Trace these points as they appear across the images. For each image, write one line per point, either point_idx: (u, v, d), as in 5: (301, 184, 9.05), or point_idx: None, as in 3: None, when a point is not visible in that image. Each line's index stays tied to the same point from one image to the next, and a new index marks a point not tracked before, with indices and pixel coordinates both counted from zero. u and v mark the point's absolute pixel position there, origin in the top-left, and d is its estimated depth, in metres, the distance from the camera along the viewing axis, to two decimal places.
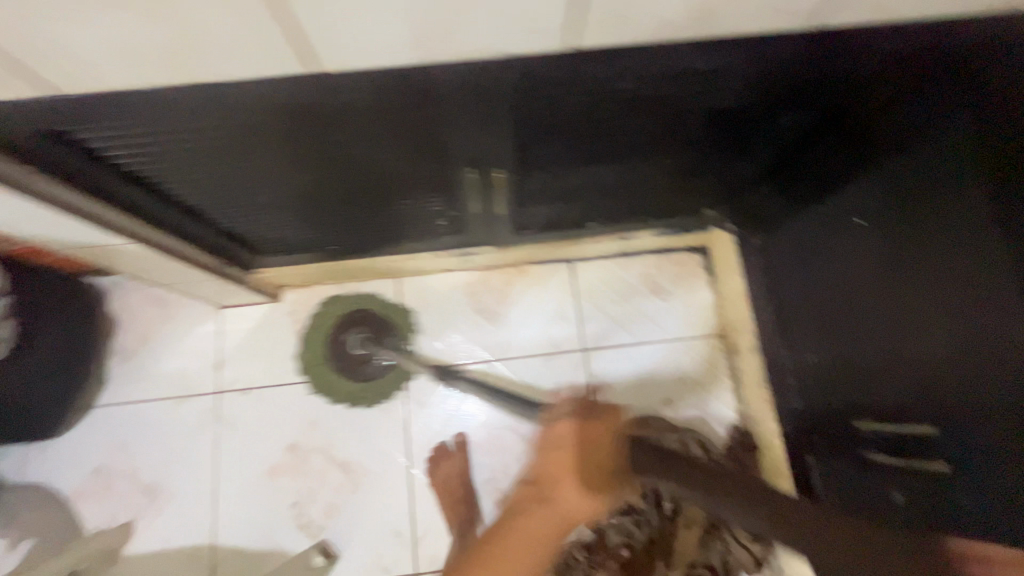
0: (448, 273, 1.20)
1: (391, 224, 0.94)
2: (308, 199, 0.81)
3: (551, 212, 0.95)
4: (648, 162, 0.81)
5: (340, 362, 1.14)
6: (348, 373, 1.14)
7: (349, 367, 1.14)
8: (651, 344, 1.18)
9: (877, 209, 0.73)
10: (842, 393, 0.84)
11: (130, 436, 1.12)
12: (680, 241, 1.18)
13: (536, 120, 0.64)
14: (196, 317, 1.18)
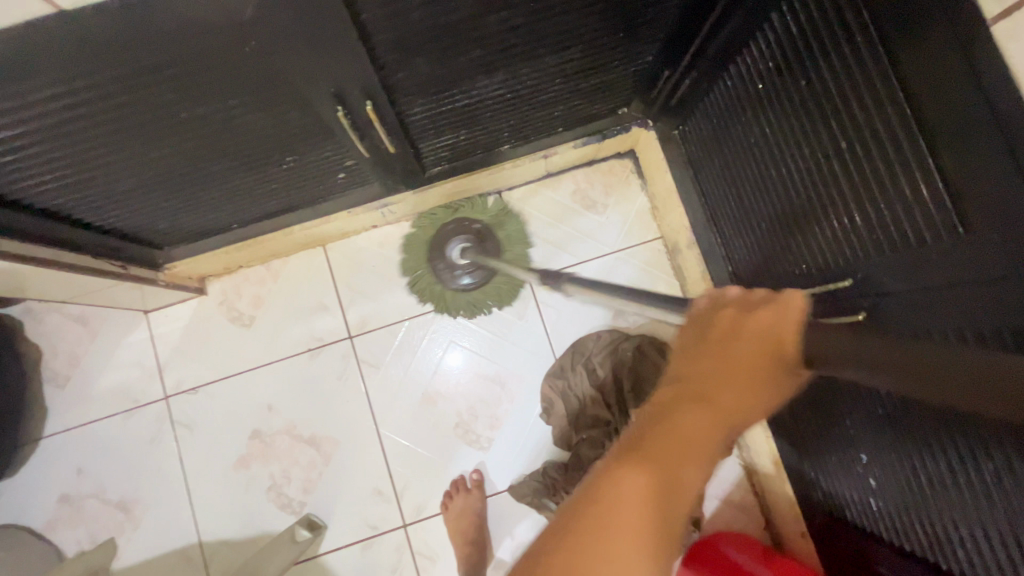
0: (374, 230, 1.15)
1: (289, 189, 0.88)
2: (182, 178, 0.75)
3: (455, 143, 0.90)
4: (537, 69, 0.75)
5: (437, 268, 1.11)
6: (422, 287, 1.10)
7: (434, 275, 1.10)
8: (593, 261, 1.16)
9: (775, 72, 0.69)
10: (770, 269, 0.83)
11: (87, 459, 1.09)
12: (605, 150, 1.14)
13: (386, 40, 0.58)
14: (124, 328, 1.13)
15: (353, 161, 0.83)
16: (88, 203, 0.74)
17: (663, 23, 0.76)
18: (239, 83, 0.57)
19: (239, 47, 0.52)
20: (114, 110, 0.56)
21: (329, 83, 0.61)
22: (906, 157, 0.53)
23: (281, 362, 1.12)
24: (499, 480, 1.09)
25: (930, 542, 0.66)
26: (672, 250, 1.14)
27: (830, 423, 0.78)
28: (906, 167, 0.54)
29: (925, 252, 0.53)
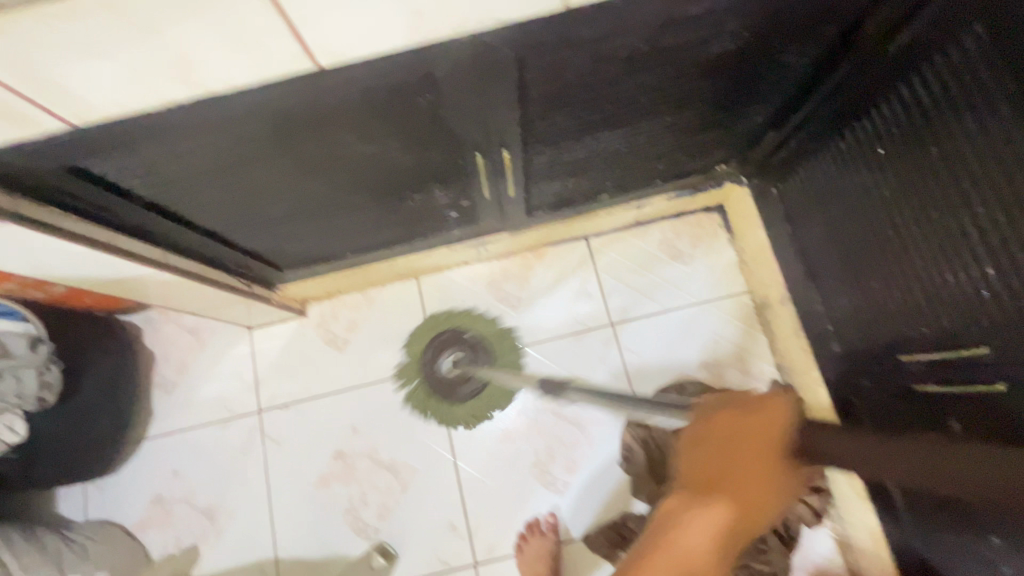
0: (466, 266, 1.20)
1: (407, 222, 0.95)
2: (325, 209, 0.82)
3: (562, 189, 0.95)
4: (656, 124, 0.80)
5: (437, 382, 1.14)
6: (445, 393, 1.14)
7: (442, 387, 1.14)
8: (678, 311, 1.16)
9: (901, 139, 0.71)
10: (884, 330, 0.81)
11: (183, 463, 1.15)
12: (694, 203, 1.17)
13: (541, 96, 0.64)
14: (230, 342, 1.21)
15: (468, 201, 0.90)
16: (246, 228, 0.82)
17: (780, 88, 0.80)
18: (409, 128, 0.64)
19: (420, 99, 0.59)
20: (302, 151, 0.65)
21: (479, 130, 0.67)
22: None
23: (369, 386, 1.16)
24: (575, 527, 1.07)
25: None
26: (760, 305, 1.13)
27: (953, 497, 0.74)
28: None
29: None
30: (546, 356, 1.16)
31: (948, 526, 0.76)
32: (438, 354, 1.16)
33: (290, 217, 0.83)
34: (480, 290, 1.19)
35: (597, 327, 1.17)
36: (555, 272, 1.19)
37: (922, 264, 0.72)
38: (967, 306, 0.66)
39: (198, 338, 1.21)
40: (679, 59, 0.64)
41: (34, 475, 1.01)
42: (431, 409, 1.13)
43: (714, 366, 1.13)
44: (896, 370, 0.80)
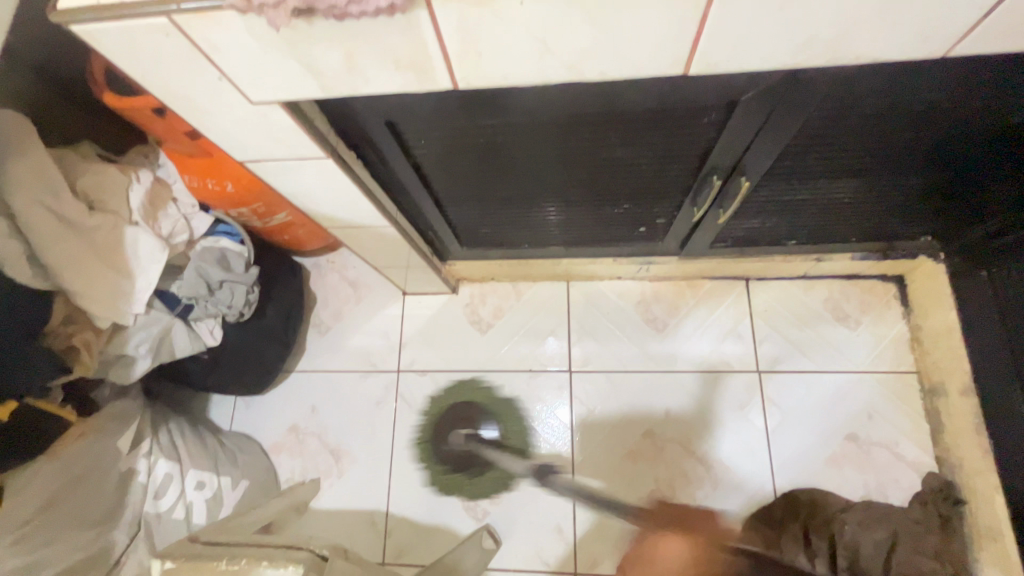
0: (618, 280, 1.22)
1: (592, 228, 0.98)
2: (538, 199, 0.87)
3: (756, 227, 0.94)
4: (893, 182, 0.78)
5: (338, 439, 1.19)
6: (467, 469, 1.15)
7: (460, 462, 1.15)
8: (832, 374, 1.11)
9: None
10: None
11: (321, 402, 1.24)
12: (874, 269, 1.12)
13: (810, 134, 0.64)
14: (384, 301, 1.30)
15: (665, 217, 0.91)
16: (465, 202, 0.88)
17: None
18: (672, 141, 0.67)
19: (704, 115, 0.61)
20: (562, 147, 0.69)
21: (730, 157, 0.69)
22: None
23: (503, 374, 1.20)
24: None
25: None
26: (929, 389, 1.06)
27: None
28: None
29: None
30: (683, 389, 1.14)
31: None
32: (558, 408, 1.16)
33: (500, 203, 0.89)
34: (629, 306, 1.21)
35: (742, 372, 1.14)
36: (705, 305, 1.18)
37: None
38: None
39: (358, 292, 1.31)
40: (965, 122, 0.63)
41: (211, 380, 1.13)
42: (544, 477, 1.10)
43: (864, 440, 1.07)
44: None
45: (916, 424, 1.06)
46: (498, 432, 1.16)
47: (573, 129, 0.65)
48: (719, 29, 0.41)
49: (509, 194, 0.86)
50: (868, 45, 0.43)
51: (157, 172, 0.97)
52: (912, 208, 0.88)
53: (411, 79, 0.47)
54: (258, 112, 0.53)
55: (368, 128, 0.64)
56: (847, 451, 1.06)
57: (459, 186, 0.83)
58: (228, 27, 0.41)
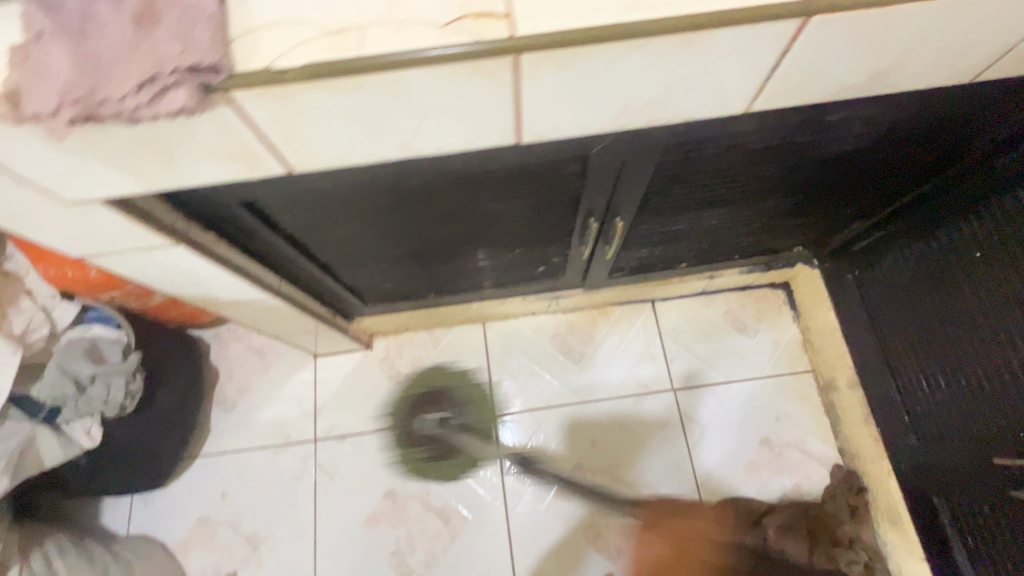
0: (532, 316, 1.23)
1: (493, 272, 0.99)
2: (429, 251, 0.86)
3: (647, 256, 0.98)
4: (756, 206, 0.84)
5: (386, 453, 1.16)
6: (398, 521, 1.10)
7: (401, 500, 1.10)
8: (740, 382, 1.17)
9: (1015, 237, 0.72)
10: (969, 424, 0.81)
11: (233, 486, 1.14)
12: (763, 279, 1.20)
13: (667, 176, 0.68)
14: (294, 366, 1.23)
15: (560, 257, 0.93)
16: (355, 262, 0.86)
17: (877, 187, 0.84)
18: (542, 192, 0.69)
19: (564, 169, 0.63)
20: (437, 205, 0.69)
21: (601, 201, 0.72)
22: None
23: (428, 427, 1.17)
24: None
25: None
26: (825, 386, 1.13)
27: None
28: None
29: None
30: (606, 417, 1.16)
31: None
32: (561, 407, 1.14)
33: (393, 260, 0.87)
34: (546, 341, 1.22)
35: (659, 392, 1.17)
36: (618, 331, 1.22)
37: (1023, 365, 0.72)
38: None
39: (265, 361, 1.23)
40: (799, 154, 0.69)
41: (97, 484, 1.01)
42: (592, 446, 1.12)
43: (777, 443, 1.12)
44: (979, 470, 0.79)
45: (818, 420, 1.13)
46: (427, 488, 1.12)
47: (442, 191, 0.65)
48: (536, 103, 0.42)
49: (400, 251, 0.84)
50: (681, 108, 0.46)
51: (5, 264, 0.86)
52: (780, 226, 0.95)
53: (241, 168, 0.45)
54: (79, 211, 0.49)
55: (227, 210, 0.61)
56: (763, 457, 1.11)
57: (345, 249, 0.80)
58: (8, 135, 0.38)
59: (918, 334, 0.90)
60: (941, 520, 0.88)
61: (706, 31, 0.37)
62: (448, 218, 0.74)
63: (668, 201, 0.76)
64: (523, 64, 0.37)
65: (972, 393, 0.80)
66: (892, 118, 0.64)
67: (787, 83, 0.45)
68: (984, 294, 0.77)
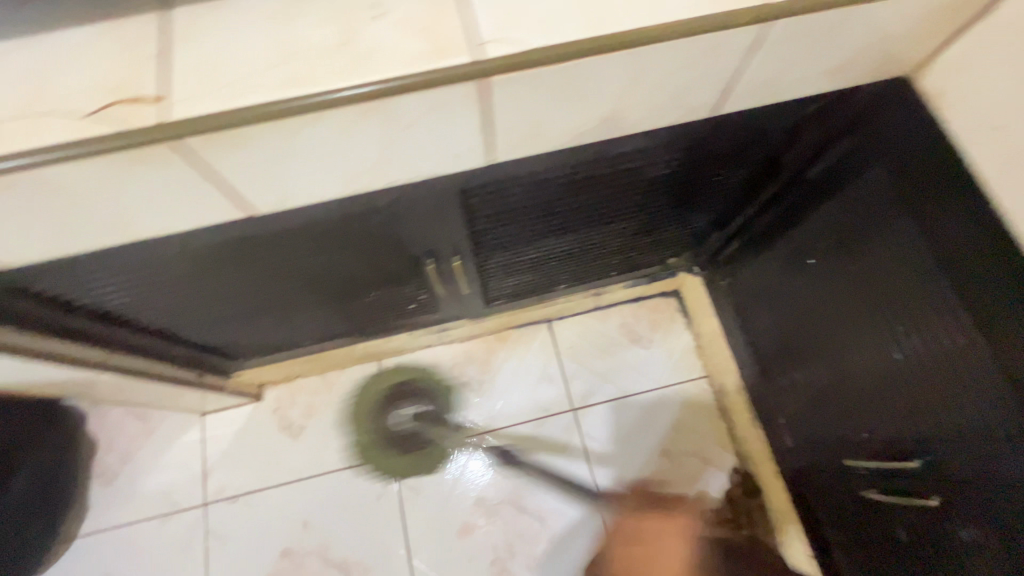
0: (428, 349, 1.20)
1: (361, 315, 0.95)
2: (274, 304, 0.82)
3: (517, 283, 0.97)
4: (604, 231, 0.83)
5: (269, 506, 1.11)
6: None
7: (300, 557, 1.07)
8: (638, 395, 1.17)
9: (828, 251, 0.72)
10: (825, 426, 0.82)
11: (116, 564, 1.07)
12: (653, 289, 1.20)
13: (484, 214, 0.67)
14: (179, 427, 1.16)
15: (424, 295, 0.91)
16: (193, 323, 0.81)
17: (714, 204, 0.83)
18: (358, 242, 0.66)
19: (365, 221, 0.61)
20: (248, 264, 0.66)
21: (427, 243, 0.70)
22: (986, 359, 0.53)
23: (325, 476, 1.12)
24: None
25: None
26: (719, 391, 1.14)
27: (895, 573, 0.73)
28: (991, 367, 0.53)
29: (998, 455, 0.53)
30: (507, 445, 1.14)
31: None
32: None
33: (236, 316, 0.82)
34: (443, 373, 1.19)
35: (558, 414, 1.16)
36: (516, 355, 1.20)
37: (856, 375, 0.71)
38: (895, 422, 0.66)
39: (147, 425, 1.16)
40: (616, 182, 0.68)
41: None
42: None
43: (675, 453, 1.13)
44: (836, 472, 0.80)
45: (714, 425, 1.14)
46: (326, 539, 1.08)
47: (240, 252, 0.61)
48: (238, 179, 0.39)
49: (240, 308, 0.80)
50: (421, 165, 0.44)
51: None
52: (640, 243, 0.94)
53: None
54: None
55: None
56: (663, 468, 1.12)
57: (173, 313, 0.76)
58: None
59: (779, 339, 0.90)
60: (818, 519, 0.89)
61: (380, 101, 0.35)
62: (272, 274, 0.71)
63: (504, 234, 0.74)
64: (194, 145, 0.36)
65: (823, 399, 0.80)
66: (685, 151, 0.63)
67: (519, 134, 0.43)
68: (818, 303, 0.77)
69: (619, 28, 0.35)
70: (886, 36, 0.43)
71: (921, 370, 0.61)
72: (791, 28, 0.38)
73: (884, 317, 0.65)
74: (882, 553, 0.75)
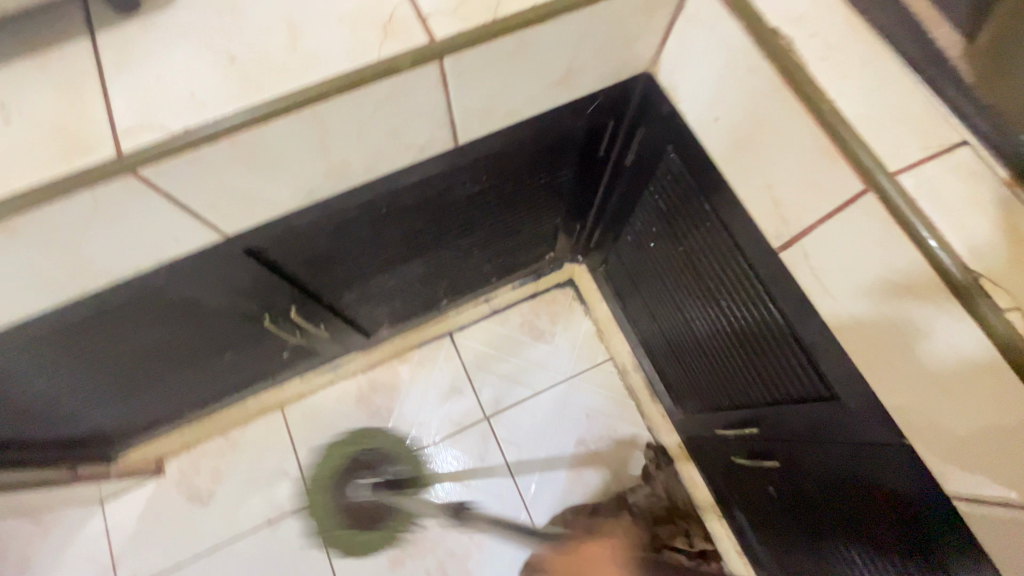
0: (330, 386, 1.16)
1: (232, 375, 0.91)
2: (121, 390, 0.77)
3: (391, 309, 0.94)
4: (453, 247, 0.81)
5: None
6: None
7: None
8: (548, 392, 1.18)
9: (661, 236, 0.73)
10: (701, 397, 0.83)
11: None
12: (544, 283, 1.20)
13: (298, 263, 0.63)
14: (78, 522, 1.09)
15: (292, 344, 0.87)
16: (30, 428, 0.75)
17: (557, 202, 0.83)
18: (171, 319, 0.62)
19: (159, 302, 0.56)
20: (48, 366, 0.60)
21: (250, 301, 0.66)
22: (780, 332, 0.55)
23: (243, 537, 1.08)
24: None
25: None
26: (623, 371, 1.16)
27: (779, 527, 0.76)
28: (785, 340, 0.55)
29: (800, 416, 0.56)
30: (426, 468, 1.13)
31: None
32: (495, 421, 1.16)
33: (79, 410, 0.77)
34: (349, 408, 1.16)
35: (473, 425, 1.15)
36: (421, 374, 1.18)
37: (708, 345, 0.73)
38: (745, 386, 0.68)
39: (42, 525, 1.09)
40: (432, 210, 0.66)
41: None
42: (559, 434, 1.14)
43: (580, 452, 1.13)
44: (716, 439, 0.82)
45: (625, 406, 1.16)
46: None
47: (23, 358, 0.56)
48: None
49: (78, 402, 0.74)
50: (142, 254, 0.41)
51: None
52: (505, 250, 0.94)
53: None
54: None
55: None
56: (581, 458, 1.13)
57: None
58: None
59: (653, 318, 0.91)
60: (719, 482, 0.92)
61: (17, 220, 0.32)
62: (88, 368, 0.65)
63: (338, 273, 0.71)
64: None
65: (694, 369, 0.82)
66: (485, 168, 0.61)
67: (235, 209, 0.40)
68: (669, 282, 0.78)
69: (266, 102, 0.33)
70: (599, 42, 0.42)
71: (750, 339, 0.62)
72: (471, 62, 0.37)
73: (713, 295, 0.66)
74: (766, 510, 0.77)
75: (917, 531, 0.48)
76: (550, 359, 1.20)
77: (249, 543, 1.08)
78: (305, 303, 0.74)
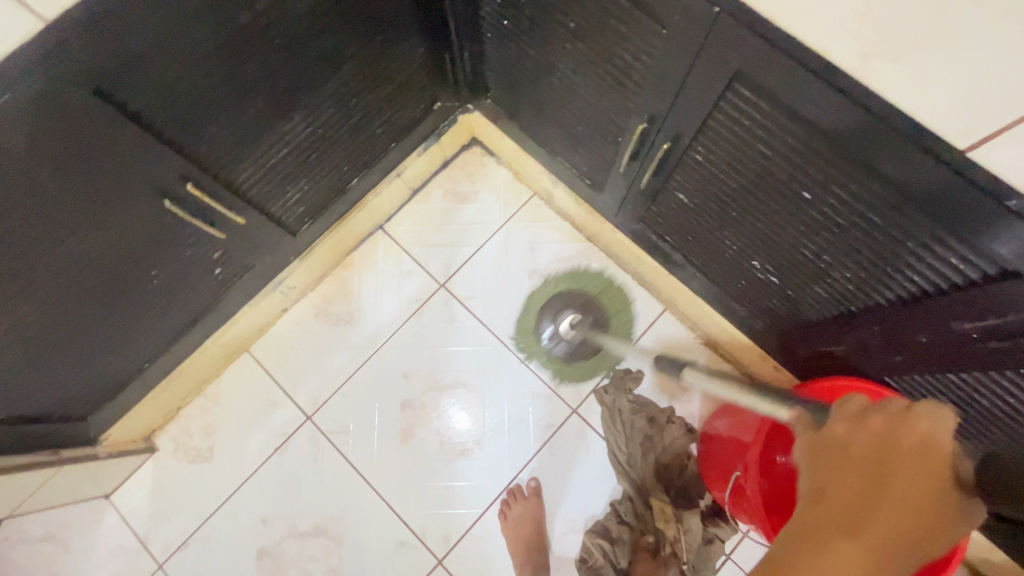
0: (286, 312, 1.18)
1: (173, 306, 0.91)
2: (62, 336, 0.76)
3: (302, 194, 0.96)
4: (328, 95, 0.82)
5: (229, 521, 1.09)
6: (284, 560, 1.07)
7: (272, 538, 1.08)
8: (489, 243, 1.22)
9: (507, 2, 0.76)
10: (603, 155, 0.90)
11: None
12: (449, 148, 1.23)
13: (167, 117, 0.64)
14: (92, 522, 1.09)
15: (217, 248, 0.88)
16: None
17: (410, 23, 0.84)
18: (58, 206, 0.62)
19: (35, 169, 0.57)
20: None
21: (136, 177, 0.67)
22: (614, 2, 0.61)
23: (259, 470, 1.11)
24: (570, 476, 1.11)
25: (841, 293, 0.71)
26: (548, 198, 1.22)
27: (701, 226, 0.84)
28: (619, 6, 0.60)
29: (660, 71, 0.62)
30: (403, 348, 1.17)
31: (733, 265, 0.86)
32: (456, 287, 1.20)
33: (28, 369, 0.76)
34: (312, 325, 1.18)
35: (432, 294, 1.20)
36: (367, 270, 1.21)
37: (583, 87, 0.78)
38: (621, 100, 0.74)
39: (58, 541, 1.08)
40: (275, 30, 0.66)
41: None
42: (523, 291, 1.20)
43: (537, 285, 1.20)
44: (629, 184, 0.89)
45: (562, 228, 1.22)
46: (290, 516, 1.09)
47: None
48: None
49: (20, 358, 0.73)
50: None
51: None
52: (386, 98, 0.95)
53: None
54: None
55: None
56: (539, 286, 1.20)
57: None
58: None
59: (541, 110, 0.96)
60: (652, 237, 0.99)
61: None
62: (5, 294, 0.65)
63: (216, 133, 0.72)
64: None
65: (586, 130, 0.88)
66: None
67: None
68: (530, 49, 0.81)
69: None
70: None
71: (600, 40, 0.67)
72: None
73: (561, 25, 0.71)
74: (687, 220, 0.86)
75: (768, 98, 0.56)
76: (480, 216, 1.24)
77: (266, 473, 1.11)
78: (198, 180, 0.74)
